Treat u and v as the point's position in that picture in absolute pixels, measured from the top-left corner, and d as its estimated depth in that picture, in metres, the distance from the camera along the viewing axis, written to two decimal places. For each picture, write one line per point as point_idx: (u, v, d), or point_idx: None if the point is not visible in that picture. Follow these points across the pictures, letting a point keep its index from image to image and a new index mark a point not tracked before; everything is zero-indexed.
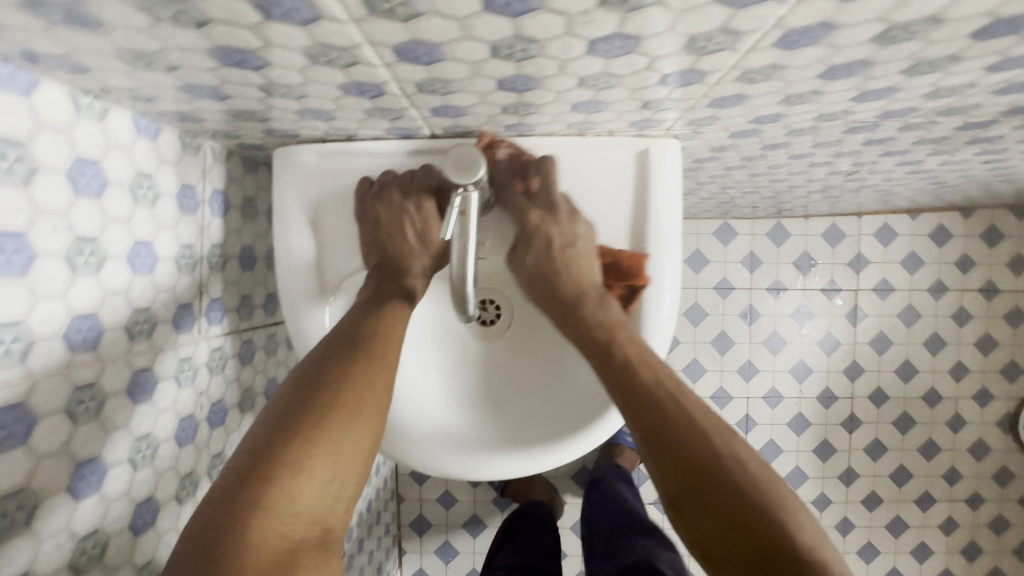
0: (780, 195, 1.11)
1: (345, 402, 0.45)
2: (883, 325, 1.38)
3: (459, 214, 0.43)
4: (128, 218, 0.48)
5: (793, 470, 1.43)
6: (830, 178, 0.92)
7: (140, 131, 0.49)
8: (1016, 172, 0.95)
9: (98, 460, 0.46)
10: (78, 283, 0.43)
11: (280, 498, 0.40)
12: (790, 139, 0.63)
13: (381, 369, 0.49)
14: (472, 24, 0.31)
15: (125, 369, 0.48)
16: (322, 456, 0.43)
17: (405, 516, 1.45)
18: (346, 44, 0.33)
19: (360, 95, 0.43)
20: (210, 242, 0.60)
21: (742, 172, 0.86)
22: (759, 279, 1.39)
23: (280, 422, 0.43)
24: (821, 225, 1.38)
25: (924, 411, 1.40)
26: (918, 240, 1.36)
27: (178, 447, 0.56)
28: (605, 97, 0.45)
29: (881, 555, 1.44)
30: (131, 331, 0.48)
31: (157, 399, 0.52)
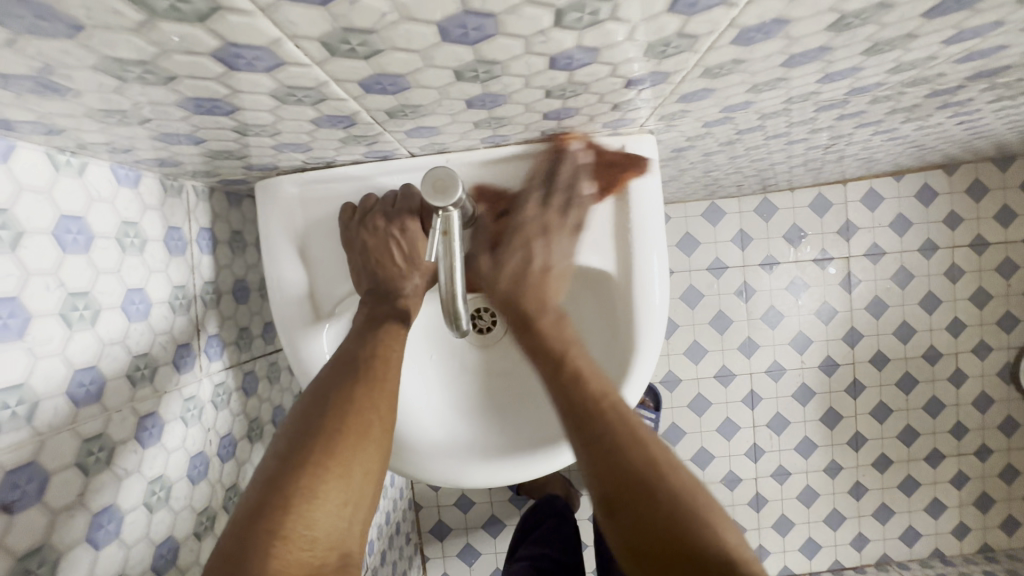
0: (763, 172, 1.11)
1: (352, 427, 0.46)
2: (878, 290, 1.39)
3: (443, 235, 0.44)
4: (118, 268, 0.48)
5: (801, 440, 1.44)
6: (811, 151, 0.93)
7: (120, 180, 0.49)
8: (993, 127, 0.96)
9: (114, 508, 0.47)
10: (75, 338, 0.43)
11: (298, 525, 0.40)
12: (764, 122, 0.64)
13: (384, 390, 0.50)
14: (433, 55, 0.32)
15: (131, 416, 0.49)
16: (336, 479, 0.43)
17: (424, 523, 1.47)
18: (312, 84, 0.34)
19: (333, 126, 0.44)
20: (202, 279, 0.61)
21: (722, 155, 0.87)
22: (751, 256, 1.40)
23: (291, 451, 0.44)
24: (807, 197, 1.39)
25: (925, 369, 1.41)
26: (904, 202, 1.37)
27: (191, 484, 0.57)
28: (575, 104, 0.46)
29: (896, 515, 1.47)
30: (132, 378, 0.49)
31: (166, 441, 0.53)
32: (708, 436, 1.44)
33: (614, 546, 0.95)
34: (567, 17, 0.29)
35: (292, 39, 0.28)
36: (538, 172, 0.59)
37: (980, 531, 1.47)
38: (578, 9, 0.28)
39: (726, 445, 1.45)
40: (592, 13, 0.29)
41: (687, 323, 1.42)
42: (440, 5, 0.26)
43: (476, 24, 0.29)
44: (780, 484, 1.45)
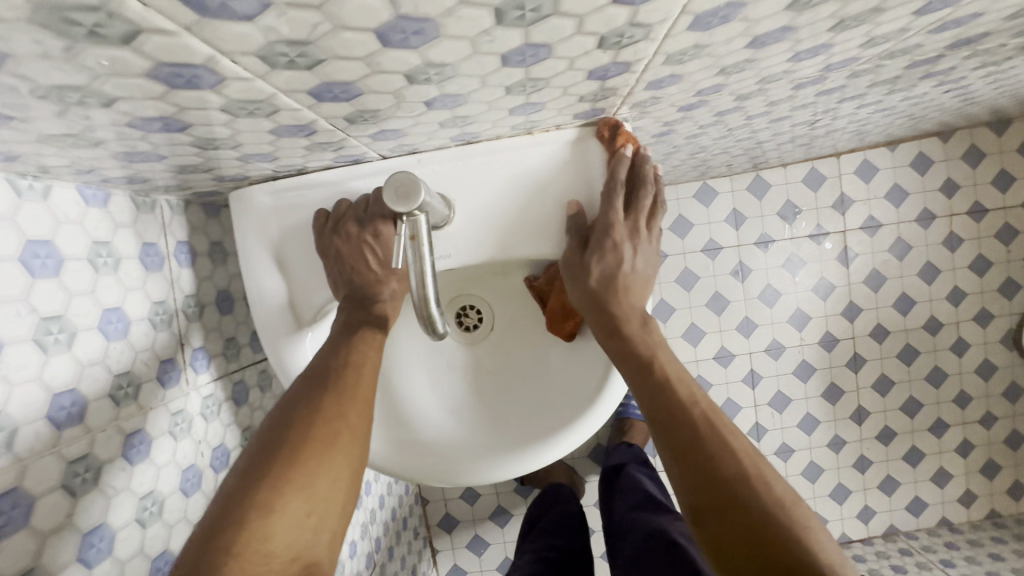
0: (753, 150, 1.09)
1: (317, 437, 0.46)
2: (876, 262, 1.38)
3: (410, 239, 0.44)
4: (91, 288, 0.48)
5: (804, 417, 1.44)
6: (799, 130, 0.91)
7: (89, 200, 0.49)
8: (984, 93, 0.94)
9: (104, 527, 0.47)
10: (52, 362, 0.44)
11: (254, 540, 0.40)
12: (741, 103, 0.63)
13: (354, 399, 0.50)
14: (378, 61, 0.31)
15: (117, 435, 0.49)
16: (298, 490, 0.43)
17: (432, 517, 1.49)
18: (260, 96, 0.33)
19: (294, 135, 0.43)
20: (183, 293, 0.61)
21: (706, 137, 0.86)
22: (745, 236, 1.38)
23: (255, 466, 0.44)
24: (800, 171, 1.36)
25: (927, 340, 1.40)
26: (900, 171, 1.35)
27: (185, 497, 0.57)
28: (540, 98, 0.45)
29: (902, 486, 1.46)
30: (115, 397, 0.49)
31: (154, 456, 0.53)
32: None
33: (620, 528, 0.96)
34: (510, 15, 0.28)
35: (227, 56, 0.27)
36: (513, 166, 0.58)
37: (987, 498, 1.47)
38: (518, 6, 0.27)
39: None
40: (535, 9, 0.28)
41: (683, 306, 1.41)
42: (372, 13, 0.26)
43: (415, 28, 0.28)
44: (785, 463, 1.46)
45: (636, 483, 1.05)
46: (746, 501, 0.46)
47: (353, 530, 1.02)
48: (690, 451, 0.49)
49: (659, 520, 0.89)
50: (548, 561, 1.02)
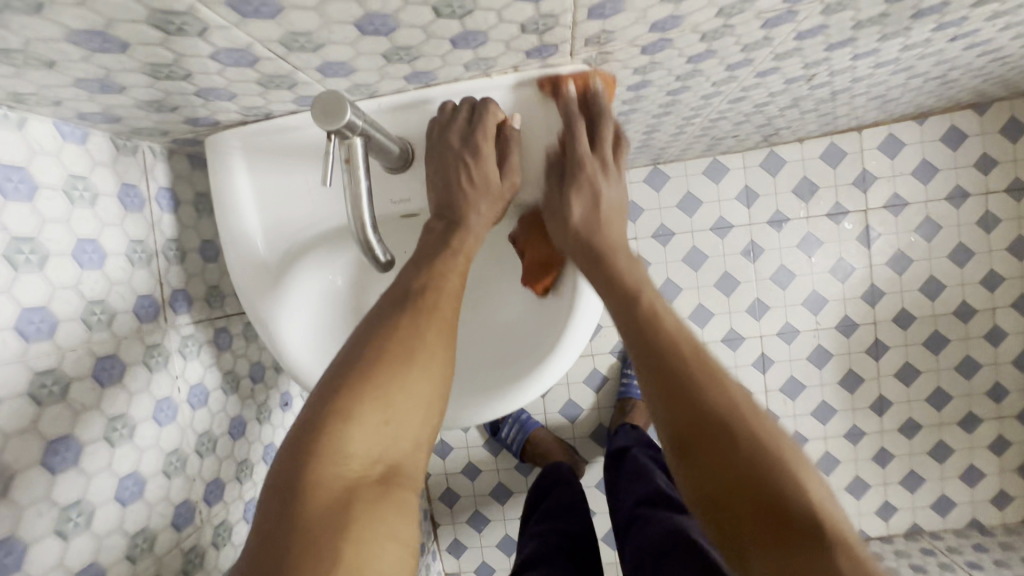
0: (771, 120, 1.04)
1: (393, 351, 0.48)
2: (901, 244, 1.29)
3: (347, 163, 0.47)
4: (66, 218, 0.56)
5: (818, 405, 1.35)
6: (798, 94, 0.86)
7: (66, 136, 0.56)
8: (1013, 53, 0.87)
9: (72, 438, 0.55)
10: (22, 279, 0.51)
11: (339, 443, 0.43)
12: (711, 45, 0.58)
13: (430, 321, 0.51)
14: None
15: (87, 356, 0.57)
16: (373, 402, 0.45)
17: (434, 490, 1.50)
18: (180, 7, 0.35)
19: (237, 64, 0.45)
20: (164, 237, 0.69)
21: (698, 101, 0.84)
22: (758, 214, 1.31)
23: (336, 375, 0.47)
24: (817, 147, 1.29)
25: (957, 326, 1.30)
26: (929, 146, 1.26)
27: (158, 426, 0.65)
28: (476, 25, 0.45)
29: (927, 483, 1.36)
30: (87, 321, 0.57)
31: (126, 381, 0.61)
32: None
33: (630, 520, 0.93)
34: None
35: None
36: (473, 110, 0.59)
37: None
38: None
39: None
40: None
41: (691, 287, 1.32)
42: None
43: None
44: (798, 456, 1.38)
45: (643, 472, 1.01)
46: (719, 434, 0.45)
47: None
48: (672, 379, 0.48)
49: (674, 516, 0.85)
50: (556, 544, 1.02)
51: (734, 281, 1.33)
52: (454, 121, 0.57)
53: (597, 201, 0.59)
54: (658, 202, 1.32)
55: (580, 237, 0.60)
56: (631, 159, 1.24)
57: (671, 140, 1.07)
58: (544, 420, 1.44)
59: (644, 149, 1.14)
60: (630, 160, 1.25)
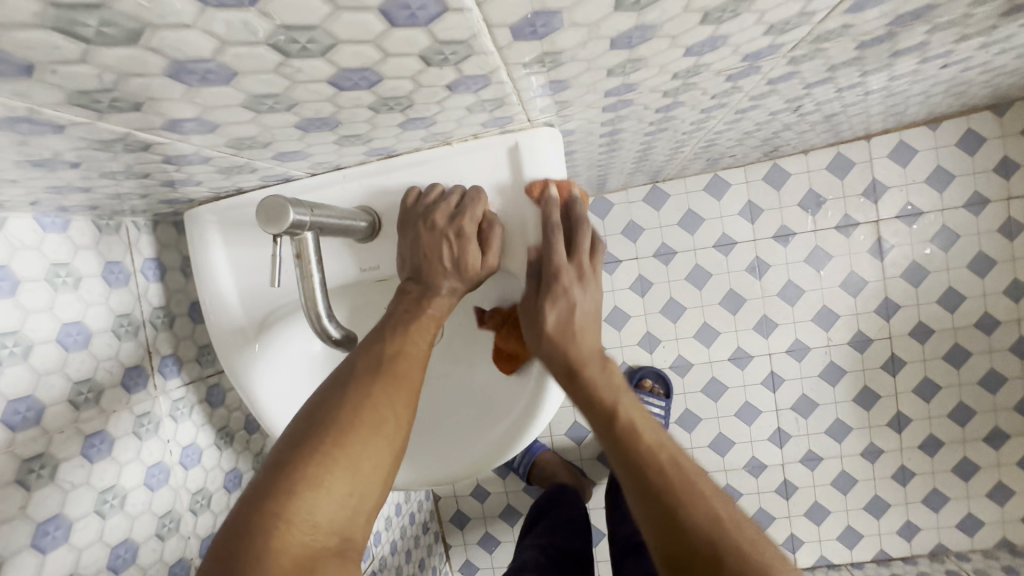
0: (770, 139, 1.06)
1: (366, 418, 0.45)
2: (916, 254, 1.32)
3: (300, 256, 0.46)
4: (49, 305, 0.54)
5: (832, 423, 1.39)
6: (790, 120, 0.89)
7: (47, 227, 0.55)
8: (990, 76, 0.90)
9: (60, 516, 0.54)
10: (5, 371, 0.50)
11: (302, 510, 0.40)
12: (677, 98, 0.59)
13: (402, 387, 0.48)
14: (290, 70, 0.31)
15: (76, 435, 0.56)
16: (342, 468, 0.42)
17: (444, 512, 1.51)
18: (190, 113, 0.35)
19: (249, 147, 0.45)
20: (151, 305, 0.66)
21: (712, 128, 0.84)
22: (762, 229, 1.35)
23: (301, 434, 0.44)
24: (823, 158, 1.33)
25: (943, 317, 1.33)
26: (943, 152, 1.29)
27: (150, 491, 0.63)
28: (491, 95, 0.44)
29: (918, 477, 1.39)
30: (75, 402, 0.56)
31: (116, 454, 0.60)
32: (726, 422, 1.41)
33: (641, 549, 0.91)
34: (289, 47, 0.29)
35: (109, 90, 0.30)
36: (437, 178, 0.58)
37: None
38: (290, 40, 0.28)
39: (748, 430, 1.41)
40: (311, 42, 0.28)
41: (695, 305, 1.38)
42: (251, 27, 0.26)
43: (247, 53, 0.28)
44: (810, 468, 1.40)
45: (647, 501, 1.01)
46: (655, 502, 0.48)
47: None
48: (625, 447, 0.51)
49: None
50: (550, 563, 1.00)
51: (740, 298, 1.37)
52: (442, 204, 0.55)
53: (573, 311, 0.56)
54: (658, 221, 1.37)
55: (556, 342, 0.57)
56: (630, 178, 1.26)
57: (665, 163, 1.10)
58: (550, 442, 1.43)
59: (641, 172, 1.17)
60: (625, 181, 1.29)
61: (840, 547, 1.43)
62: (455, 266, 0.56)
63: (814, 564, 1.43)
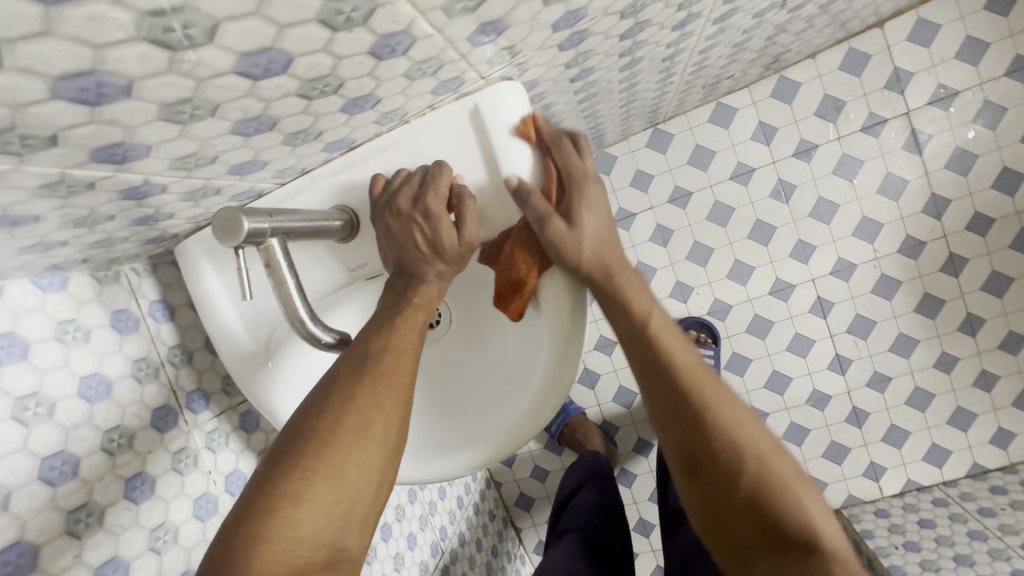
0: (768, 48, 0.97)
1: (349, 422, 0.43)
2: (958, 140, 1.20)
3: (269, 266, 0.45)
4: (64, 361, 0.56)
5: (895, 339, 1.29)
6: (781, 20, 0.81)
7: (46, 288, 0.56)
8: None
9: (116, 558, 0.56)
10: (35, 432, 0.52)
11: (283, 528, 0.38)
12: (639, 17, 0.54)
13: (390, 385, 0.46)
14: (188, 69, 0.30)
15: (116, 481, 0.58)
16: (325, 479, 0.40)
17: (509, 498, 1.51)
18: (114, 139, 0.34)
19: (198, 166, 0.44)
20: (166, 345, 0.67)
21: (696, 47, 0.77)
22: (780, 149, 1.26)
23: (281, 449, 0.41)
24: (835, 58, 1.21)
25: (1003, 202, 1.20)
26: (971, 20, 1.16)
27: (202, 522, 0.65)
28: (424, 54, 0.41)
29: (1004, 379, 1.28)
30: (109, 449, 0.58)
31: (160, 492, 0.61)
32: (780, 359, 1.33)
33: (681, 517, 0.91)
34: (168, 39, 0.26)
35: (12, 129, 0.29)
36: (403, 162, 0.56)
37: None
38: (164, 29, 0.26)
39: (804, 362, 1.33)
40: (190, 26, 0.26)
41: (723, 244, 1.31)
42: (112, 26, 0.24)
43: (129, 56, 0.27)
44: (880, 391, 1.31)
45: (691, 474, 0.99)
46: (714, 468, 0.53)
47: (407, 525, 1.06)
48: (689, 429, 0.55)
49: None
50: (587, 557, 0.96)
51: (769, 227, 1.29)
52: (404, 189, 0.53)
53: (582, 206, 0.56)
54: (666, 164, 1.31)
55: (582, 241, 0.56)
56: (627, 126, 1.20)
57: (659, 99, 1.03)
58: (598, 411, 1.41)
59: (636, 114, 1.10)
60: (624, 129, 1.23)
61: (928, 467, 1.32)
62: (433, 249, 0.54)
63: (902, 489, 1.34)
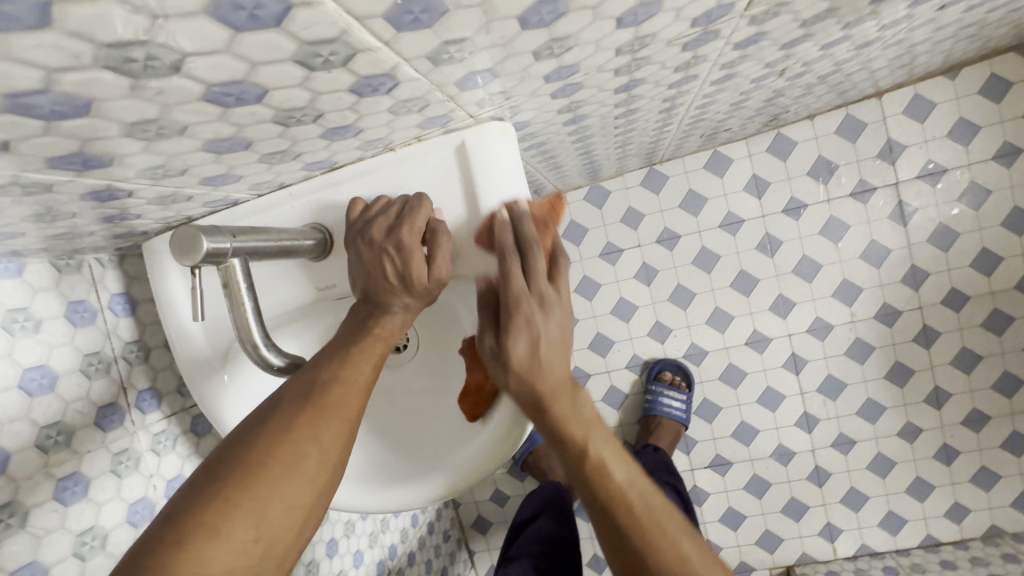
0: (768, 107, 0.99)
1: (282, 455, 0.41)
2: (942, 216, 1.22)
3: (228, 285, 0.44)
4: (8, 351, 0.54)
5: (863, 403, 1.30)
6: (780, 85, 0.83)
7: (0, 273, 0.54)
8: (1001, 15, 0.82)
9: (35, 562, 0.54)
10: None
11: (190, 564, 0.35)
12: (635, 75, 0.54)
13: (332, 419, 0.45)
14: (150, 94, 0.29)
15: (46, 480, 0.55)
16: (245, 513, 0.38)
17: (465, 519, 1.49)
18: (71, 150, 0.33)
19: (167, 176, 0.43)
20: (122, 341, 0.66)
21: (693, 102, 0.78)
22: (770, 203, 1.27)
23: (206, 476, 0.40)
24: (832, 122, 1.24)
25: (979, 281, 1.23)
26: (965, 102, 1.19)
27: (135, 528, 0.63)
28: (409, 94, 0.40)
29: (963, 455, 1.29)
30: (44, 446, 0.55)
31: (93, 494, 0.59)
32: (748, 410, 1.33)
33: None
34: (129, 67, 0.26)
35: None
36: (383, 189, 0.55)
37: None
38: (125, 58, 0.25)
39: (772, 416, 1.33)
40: (152, 58, 0.26)
41: (705, 290, 1.32)
42: (65, 52, 0.23)
43: (85, 80, 0.26)
44: (843, 453, 1.32)
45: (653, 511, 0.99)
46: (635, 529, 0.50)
47: (355, 541, 1.04)
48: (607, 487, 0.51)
49: None
50: None
51: (752, 279, 1.30)
52: (380, 218, 0.52)
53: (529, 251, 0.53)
54: (658, 205, 1.31)
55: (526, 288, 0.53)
56: (624, 163, 1.20)
57: (655, 143, 1.04)
58: None
59: (631, 154, 1.10)
60: (619, 167, 1.23)
61: (882, 533, 1.33)
62: (401, 282, 0.53)
63: (855, 552, 1.34)
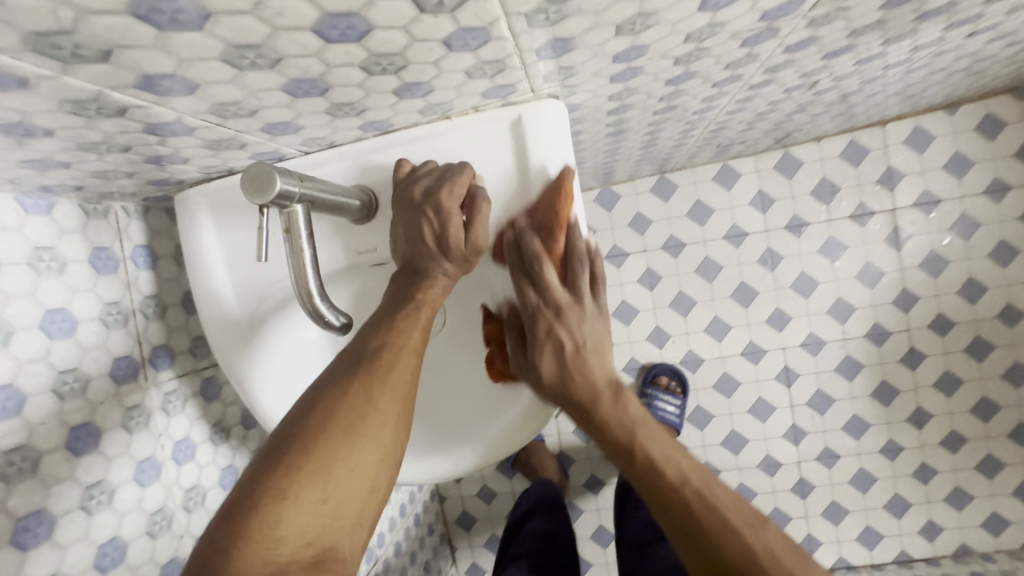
0: (785, 122, 1.02)
1: (341, 419, 0.41)
2: (934, 244, 1.28)
3: (287, 232, 0.43)
4: (32, 290, 0.52)
5: (849, 419, 1.34)
6: (804, 99, 0.86)
7: (30, 209, 0.52)
8: (1009, 53, 0.87)
9: (43, 512, 0.51)
10: None
11: (265, 528, 0.36)
12: (689, 68, 0.56)
13: (388, 382, 0.44)
14: (268, 15, 0.29)
15: (59, 427, 0.53)
16: (311, 476, 0.39)
17: (450, 514, 1.47)
18: (165, 69, 0.32)
19: (234, 116, 0.42)
20: (142, 294, 0.64)
21: (723, 108, 0.81)
22: (774, 219, 1.31)
23: (270, 447, 0.40)
24: (837, 146, 1.29)
25: (964, 308, 1.29)
26: (961, 138, 1.25)
27: (141, 487, 0.61)
28: (492, 54, 0.41)
29: (940, 475, 1.34)
30: (60, 392, 0.53)
31: (104, 448, 0.57)
32: (739, 419, 1.36)
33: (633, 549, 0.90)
34: None
35: (72, 32, 0.27)
36: (433, 156, 0.55)
37: None
38: None
39: (762, 427, 1.36)
40: None
41: (706, 299, 1.34)
42: None
43: None
44: (827, 466, 1.36)
45: None
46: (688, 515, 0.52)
47: None
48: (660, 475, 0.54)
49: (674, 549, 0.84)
50: None
51: (752, 292, 1.33)
52: (422, 180, 0.53)
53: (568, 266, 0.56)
54: (666, 212, 1.34)
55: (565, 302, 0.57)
56: (638, 168, 1.23)
57: (674, 149, 1.07)
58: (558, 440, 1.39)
59: (648, 159, 1.13)
60: (632, 172, 1.26)
61: (859, 547, 1.37)
62: (439, 245, 0.53)
63: (833, 565, 1.37)
